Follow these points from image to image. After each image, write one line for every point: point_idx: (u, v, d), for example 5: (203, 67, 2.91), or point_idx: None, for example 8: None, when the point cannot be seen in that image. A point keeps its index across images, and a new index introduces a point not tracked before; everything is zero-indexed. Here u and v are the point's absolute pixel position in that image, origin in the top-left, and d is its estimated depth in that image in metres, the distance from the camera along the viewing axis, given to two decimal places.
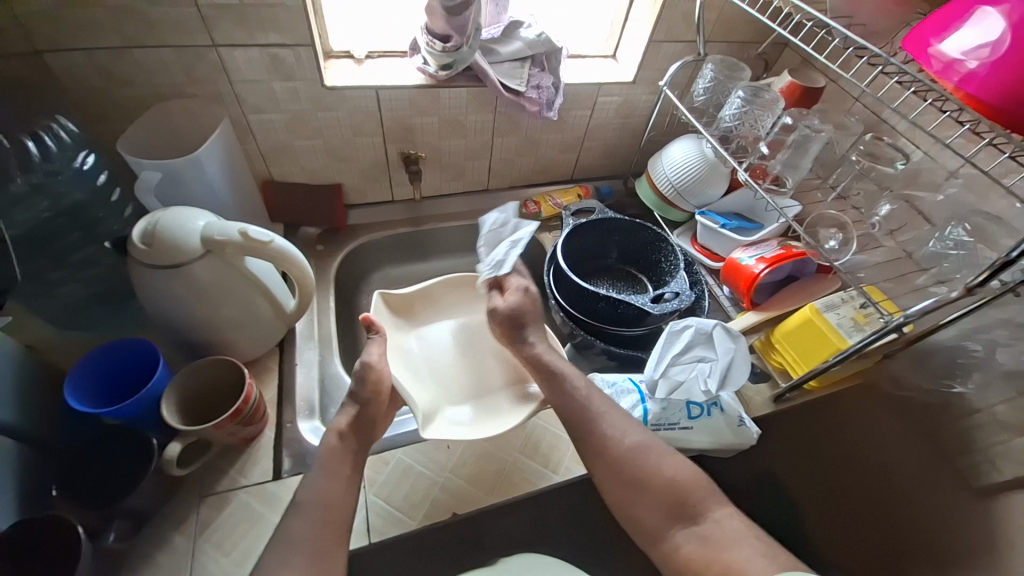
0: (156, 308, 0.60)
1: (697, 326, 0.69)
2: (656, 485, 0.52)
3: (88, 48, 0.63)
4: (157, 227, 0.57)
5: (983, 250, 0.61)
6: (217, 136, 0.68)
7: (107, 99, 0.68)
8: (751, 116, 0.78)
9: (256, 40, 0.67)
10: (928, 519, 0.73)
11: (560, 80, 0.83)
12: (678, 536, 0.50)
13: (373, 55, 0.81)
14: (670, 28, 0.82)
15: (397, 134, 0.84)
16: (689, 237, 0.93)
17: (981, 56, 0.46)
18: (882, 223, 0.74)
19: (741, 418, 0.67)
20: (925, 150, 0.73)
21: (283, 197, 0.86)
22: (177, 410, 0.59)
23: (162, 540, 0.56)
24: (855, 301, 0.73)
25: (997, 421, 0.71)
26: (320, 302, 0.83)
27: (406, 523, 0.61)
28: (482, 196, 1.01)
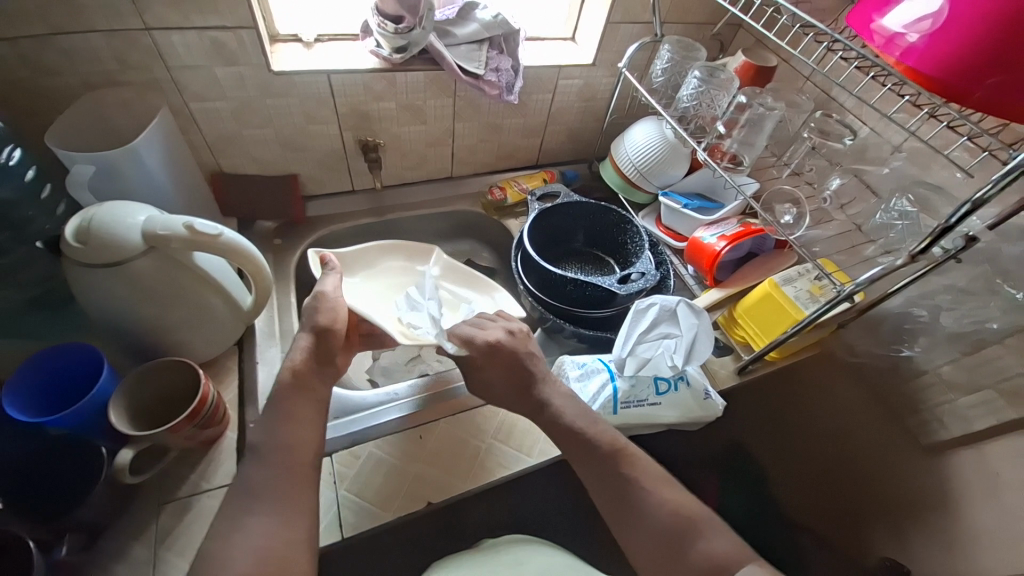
0: (98, 310, 0.57)
1: (661, 304, 0.70)
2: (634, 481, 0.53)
3: (8, 36, 0.58)
4: (92, 223, 0.54)
5: (925, 219, 0.64)
6: (155, 125, 0.64)
7: (31, 88, 0.63)
8: (708, 95, 0.80)
9: (192, 22, 0.63)
10: (882, 478, 0.77)
11: (519, 62, 0.82)
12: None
13: (323, 39, 0.78)
14: (626, 9, 0.82)
15: (353, 120, 0.81)
16: (653, 218, 0.94)
17: (921, 29, 0.48)
18: (832, 197, 0.78)
19: (707, 392, 0.68)
20: (871, 126, 0.74)
21: (236, 190, 0.83)
22: (127, 416, 0.56)
23: (120, 552, 0.53)
24: (811, 274, 0.76)
25: (943, 380, 0.75)
26: (281, 298, 0.80)
27: (379, 516, 0.60)
28: (446, 183, 0.99)
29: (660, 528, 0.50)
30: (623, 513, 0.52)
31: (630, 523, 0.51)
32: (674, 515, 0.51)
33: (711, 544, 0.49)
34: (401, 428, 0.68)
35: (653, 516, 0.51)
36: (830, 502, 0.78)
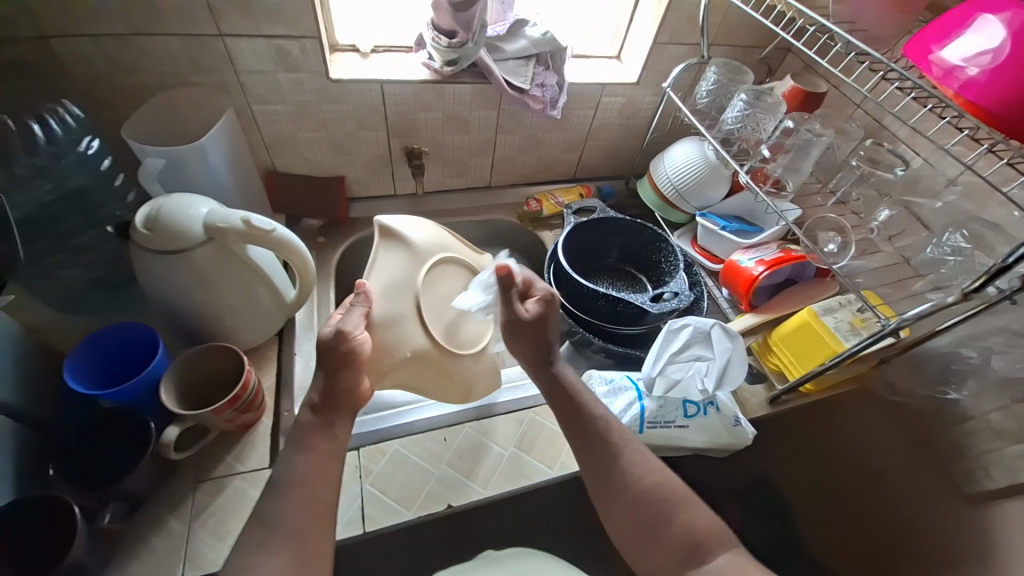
0: (158, 294, 0.61)
1: (695, 325, 0.69)
2: (642, 492, 0.54)
3: (94, 34, 0.63)
4: (160, 212, 0.58)
5: (979, 257, 0.61)
6: (221, 125, 0.68)
7: (114, 84, 0.69)
8: (754, 119, 0.79)
9: (262, 30, 0.67)
10: (919, 525, 0.74)
11: (564, 79, 0.83)
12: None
13: (379, 50, 0.82)
14: (674, 31, 0.83)
15: (401, 128, 0.84)
16: (688, 238, 0.93)
17: (981, 64, 0.47)
18: (880, 229, 0.75)
19: (737, 419, 0.67)
20: (925, 157, 0.73)
21: (286, 188, 0.87)
22: (175, 395, 0.59)
23: (157, 525, 0.56)
24: (853, 306, 0.74)
25: (992, 428, 0.71)
26: (321, 294, 0.84)
27: (402, 513, 0.61)
28: (484, 193, 1.01)
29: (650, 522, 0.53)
30: (604, 474, 0.56)
31: (608, 493, 0.55)
32: (653, 486, 0.54)
33: (688, 518, 0.53)
34: (426, 428, 0.69)
35: (632, 486, 0.54)
36: (859, 535, 0.74)
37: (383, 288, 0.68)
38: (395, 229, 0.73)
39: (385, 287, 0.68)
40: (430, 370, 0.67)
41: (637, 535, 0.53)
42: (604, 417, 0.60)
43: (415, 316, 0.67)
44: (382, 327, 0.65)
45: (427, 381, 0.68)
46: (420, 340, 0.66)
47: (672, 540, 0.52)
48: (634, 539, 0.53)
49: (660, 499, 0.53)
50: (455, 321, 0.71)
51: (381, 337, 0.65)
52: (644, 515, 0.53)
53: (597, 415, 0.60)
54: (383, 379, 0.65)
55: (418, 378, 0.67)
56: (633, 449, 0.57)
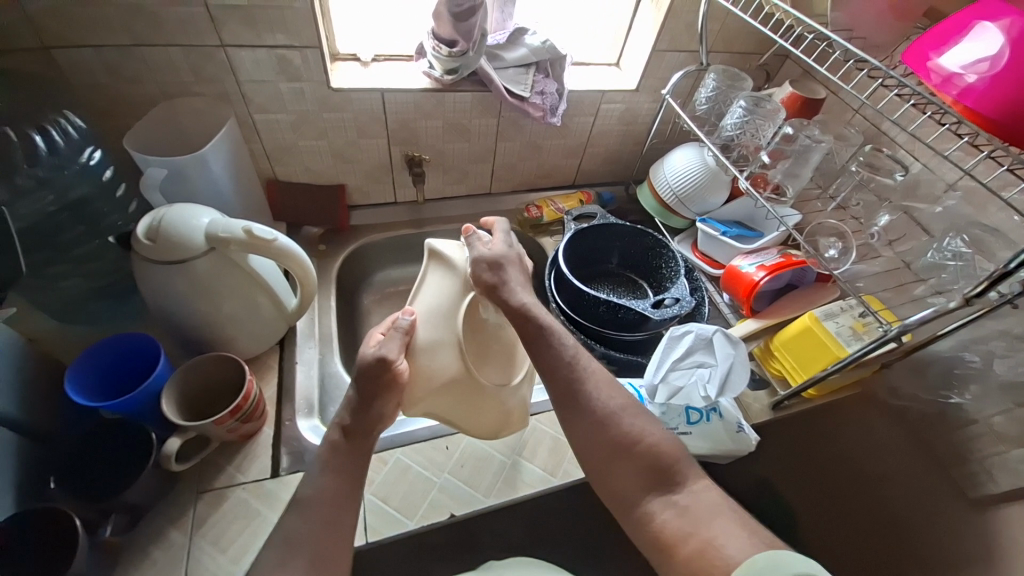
0: (160, 304, 0.61)
1: (697, 332, 0.69)
2: (613, 427, 0.53)
3: (97, 45, 0.63)
4: (162, 223, 0.58)
5: (980, 261, 0.61)
6: (223, 134, 0.69)
7: (116, 94, 0.69)
8: (753, 125, 0.79)
9: (263, 41, 0.67)
10: (924, 530, 0.73)
11: (564, 86, 0.84)
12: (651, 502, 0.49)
13: (379, 59, 0.82)
14: (673, 38, 0.83)
15: (401, 135, 0.85)
16: (689, 244, 0.93)
17: (979, 70, 0.47)
18: (880, 234, 0.75)
19: (740, 425, 0.66)
20: (924, 162, 0.74)
21: (287, 196, 0.87)
22: (176, 406, 0.59)
23: (158, 537, 0.56)
24: (854, 310, 0.74)
25: (994, 432, 0.71)
26: (322, 301, 0.83)
27: (404, 523, 0.61)
28: (485, 199, 1.01)
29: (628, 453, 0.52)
30: (571, 403, 0.55)
31: (576, 420, 0.54)
32: (617, 413, 0.54)
33: (654, 440, 0.52)
34: (428, 437, 0.69)
35: (599, 411, 0.54)
36: (861, 538, 0.74)
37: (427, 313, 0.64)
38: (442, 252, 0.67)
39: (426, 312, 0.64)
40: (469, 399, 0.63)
41: (602, 462, 0.52)
42: (571, 352, 0.58)
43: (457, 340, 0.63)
44: (423, 354, 0.62)
45: (464, 408, 0.63)
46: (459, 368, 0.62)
47: (639, 465, 0.51)
48: (602, 465, 0.52)
49: (624, 423, 0.53)
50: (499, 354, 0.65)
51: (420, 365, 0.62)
52: (611, 437, 0.53)
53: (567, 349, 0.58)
54: (417, 405, 0.62)
55: (456, 406, 0.63)
56: (603, 380, 0.57)
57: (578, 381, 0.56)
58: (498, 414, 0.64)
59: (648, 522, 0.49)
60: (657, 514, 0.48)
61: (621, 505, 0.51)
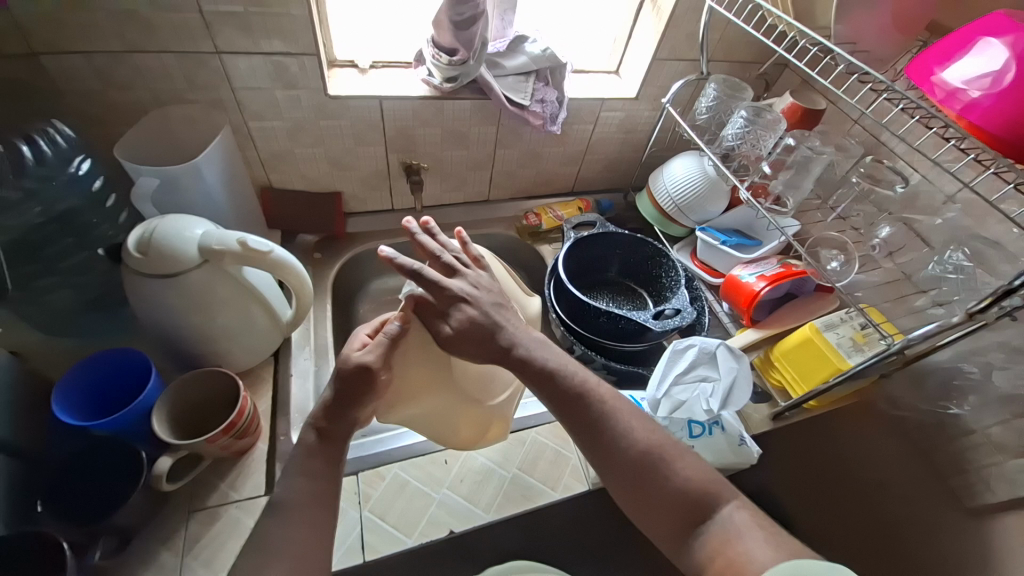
0: (151, 318, 0.59)
1: (701, 346, 0.69)
2: (644, 466, 0.51)
3: (86, 51, 0.62)
4: (154, 235, 0.56)
5: (982, 275, 0.62)
6: (217, 142, 0.67)
7: (105, 101, 0.67)
8: (753, 135, 0.79)
9: (259, 47, 0.66)
10: (919, 538, 0.74)
11: (564, 94, 0.83)
12: (692, 537, 0.49)
13: (378, 65, 0.81)
14: (673, 47, 0.83)
15: (399, 143, 0.83)
16: (688, 252, 0.93)
17: (983, 86, 0.47)
18: (882, 245, 0.74)
19: (742, 438, 0.66)
20: (922, 173, 0.74)
21: (283, 204, 0.86)
22: (168, 423, 0.57)
23: (149, 558, 0.54)
24: (855, 321, 0.73)
25: (991, 442, 0.70)
26: (317, 311, 0.82)
27: (402, 540, 0.60)
28: (483, 207, 1.00)
29: (670, 496, 0.50)
30: (594, 438, 0.53)
31: (603, 457, 0.52)
32: (646, 448, 0.52)
33: (685, 475, 0.51)
34: (427, 451, 0.68)
35: (625, 448, 0.52)
36: (855, 541, 0.77)
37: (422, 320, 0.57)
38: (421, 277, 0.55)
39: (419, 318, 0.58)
40: (445, 407, 0.62)
41: (632, 497, 0.51)
42: (582, 382, 0.55)
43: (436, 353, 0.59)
44: (408, 365, 0.58)
45: (438, 415, 0.62)
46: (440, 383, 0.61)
47: (674, 503, 0.50)
48: (635, 500, 0.51)
49: (653, 459, 0.52)
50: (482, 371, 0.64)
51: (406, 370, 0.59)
52: (645, 475, 0.51)
53: (573, 378, 0.55)
54: (393, 411, 0.60)
55: (434, 413, 0.62)
56: (620, 410, 0.54)
57: (599, 415, 0.54)
58: (477, 424, 0.65)
59: (687, 555, 0.49)
60: (696, 550, 0.49)
61: (660, 539, 0.51)
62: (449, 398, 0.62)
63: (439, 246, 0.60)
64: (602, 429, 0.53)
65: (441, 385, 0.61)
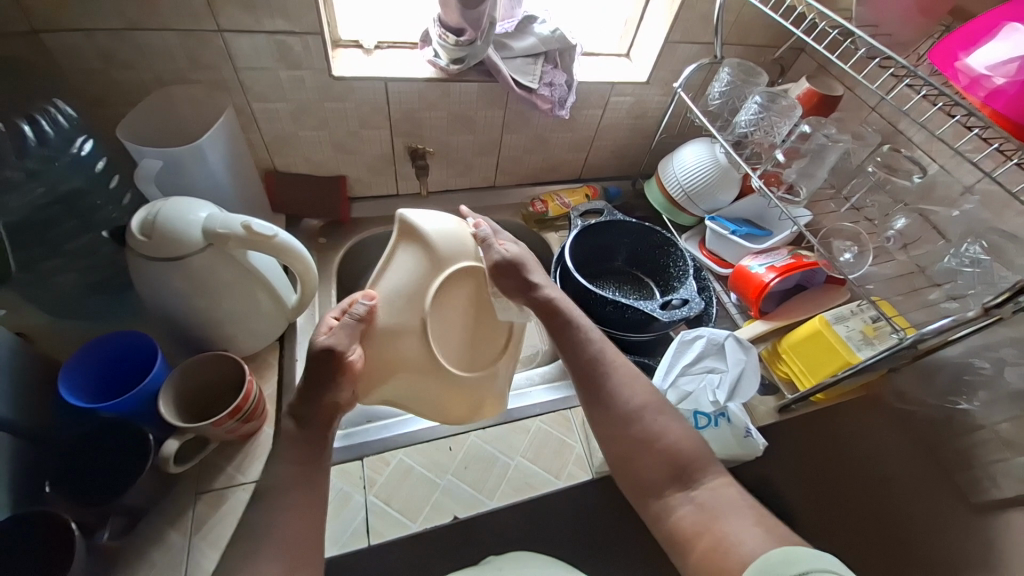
0: (156, 301, 0.59)
1: (709, 337, 0.68)
2: (634, 417, 0.55)
3: (88, 29, 0.61)
4: (158, 217, 0.56)
5: (998, 269, 0.60)
6: (220, 124, 0.66)
7: (107, 80, 0.66)
8: (768, 121, 0.77)
9: (263, 26, 0.65)
10: (925, 533, 0.73)
11: (573, 78, 0.81)
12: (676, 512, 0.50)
13: (382, 46, 0.79)
14: (686, 29, 0.80)
15: (404, 127, 0.82)
16: (696, 241, 0.91)
17: (1008, 72, 0.45)
18: (896, 237, 0.73)
19: (748, 430, 0.65)
20: (941, 163, 0.71)
21: (287, 188, 0.85)
22: (174, 406, 0.58)
23: (158, 538, 0.55)
24: (866, 314, 0.72)
25: (1000, 438, 0.71)
26: (322, 296, 0.82)
27: (407, 524, 0.60)
28: (488, 193, 0.99)
29: (657, 453, 0.53)
30: (589, 392, 0.58)
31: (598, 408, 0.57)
32: (638, 409, 0.56)
33: (675, 437, 0.54)
34: (432, 437, 0.68)
35: (618, 404, 0.56)
36: (861, 535, 0.75)
37: (388, 295, 0.60)
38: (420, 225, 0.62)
39: (385, 295, 0.60)
40: (424, 384, 0.61)
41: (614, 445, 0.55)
42: (592, 343, 0.61)
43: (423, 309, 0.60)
44: (377, 344, 0.59)
45: (419, 392, 0.62)
46: (423, 353, 0.60)
47: (655, 458, 0.53)
48: (617, 450, 0.55)
49: (641, 416, 0.55)
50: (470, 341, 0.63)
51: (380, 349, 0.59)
52: (633, 427, 0.55)
53: (592, 336, 0.61)
54: (372, 393, 0.61)
55: (413, 390, 0.62)
56: (623, 371, 0.59)
57: (602, 369, 0.59)
58: (466, 399, 0.63)
59: (664, 516, 0.51)
60: (676, 509, 0.50)
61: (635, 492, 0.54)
62: (430, 374, 0.61)
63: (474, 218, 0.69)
64: (601, 383, 0.58)
65: (421, 364, 0.60)
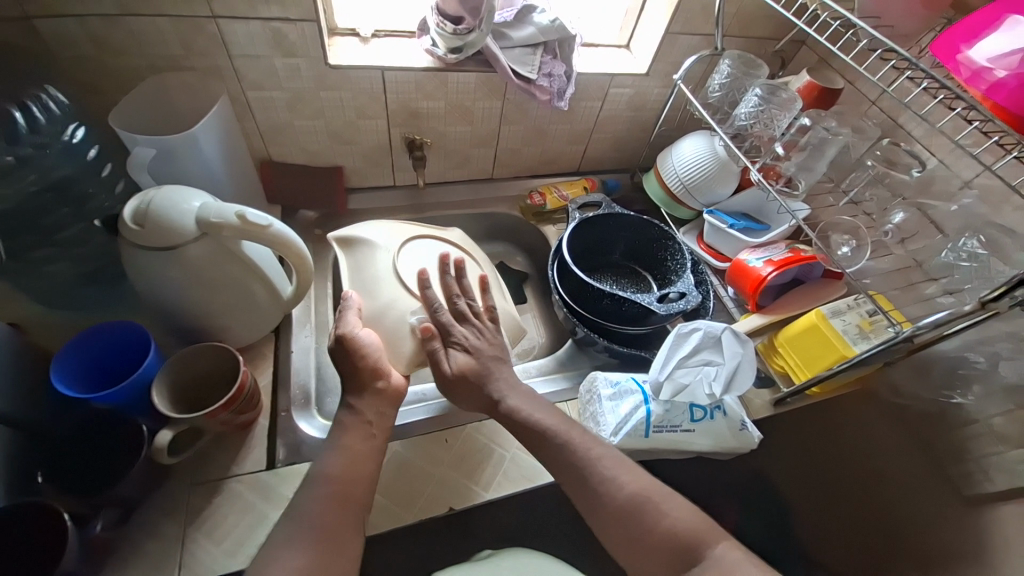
0: (149, 291, 0.58)
1: (706, 329, 0.68)
2: (628, 509, 0.52)
3: (80, 14, 0.59)
4: (151, 206, 0.55)
5: (995, 264, 0.60)
6: (215, 112, 0.65)
7: (99, 66, 0.65)
8: (768, 114, 0.77)
9: (257, 12, 0.64)
10: (919, 525, 0.74)
11: (572, 68, 0.80)
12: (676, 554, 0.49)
13: (380, 34, 0.78)
14: (687, 20, 0.80)
15: (402, 117, 0.81)
16: (694, 235, 0.91)
17: (1010, 65, 0.45)
18: (894, 231, 0.73)
19: (743, 423, 0.67)
20: (940, 157, 0.72)
21: (283, 178, 0.84)
22: (168, 397, 0.57)
23: (152, 528, 0.55)
24: (863, 308, 0.72)
25: (995, 432, 0.71)
26: (318, 288, 0.81)
27: (402, 516, 0.60)
28: (487, 185, 0.98)
29: (662, 542, 0.50)
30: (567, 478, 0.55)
31: (588, 498, 0.53)
32: (631, 497, 0.52)
33: (673, 519, 0.51)
34: (428, 429, 0.68)
35: (610, 499, 0.52)
36: (856, 525, 0.75)
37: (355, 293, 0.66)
38: (354, 235, 0.71)
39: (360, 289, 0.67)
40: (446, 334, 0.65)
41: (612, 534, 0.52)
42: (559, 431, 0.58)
43: (397, 279, 0.68)
44: (378, 323, 0.65)
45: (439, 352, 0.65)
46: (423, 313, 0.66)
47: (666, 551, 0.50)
48: (625, 550, 0.51)
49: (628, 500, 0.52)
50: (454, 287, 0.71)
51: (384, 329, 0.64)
52: (629, 516, 0.51)
53: (560, 436, 0.57)
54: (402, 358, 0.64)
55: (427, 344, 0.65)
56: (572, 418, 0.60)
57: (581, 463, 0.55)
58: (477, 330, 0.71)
59: None
60: None
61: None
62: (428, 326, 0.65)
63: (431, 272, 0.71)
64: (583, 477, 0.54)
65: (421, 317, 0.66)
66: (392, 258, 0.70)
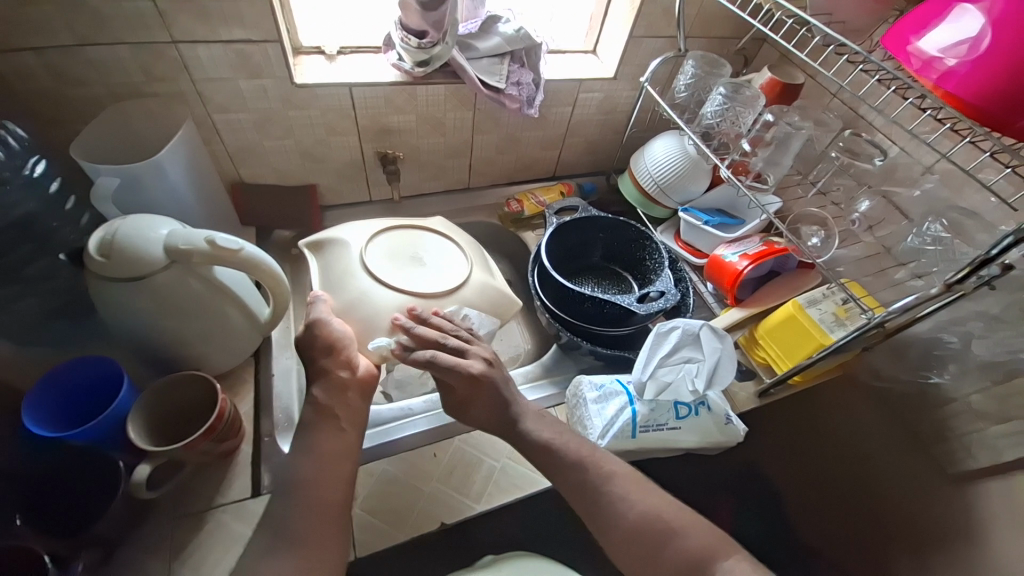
0: (120, 324, 0.57)
1: (683, 327, 0.69)
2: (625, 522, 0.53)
3: (36, 46, 0.58)
4: (116, 237, 0.54)
5: (959, 246, 0.61)
6: (178, 139, 0.64)
7: (56, 97, 0.64)
8: (732, 112, 0.78)
9: (218, 35, 0.63)
10: (911, 510, 0.75)
11: (540, 76, 0.81)
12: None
13: (346, 51, 0.78)
14: (649, 23, 0.81)
15: (373, 132, 0.81)
16: (672, 233, 0.92)
17: (959, 54, 0.46)
18: (862, 219, 0.75)
19: (728, 416, 0.68)
20: (901, 145, 0.74)
21: (257, 199, 0.83)
22: (144, 430, 0.56)
23: (134, 567, 0.53)
24: (836, 296, 0.74)
25: (973, 410, 0.71)
26: (298, 309, 0.80)
27: (393, 535, 0.59)
28: (464, 195, 0.98)
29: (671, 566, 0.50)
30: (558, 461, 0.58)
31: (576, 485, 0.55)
32: (644, 517, 0.53)
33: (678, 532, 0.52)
34: (417, 445, 0.68)
35: (615, 515, 0.53)
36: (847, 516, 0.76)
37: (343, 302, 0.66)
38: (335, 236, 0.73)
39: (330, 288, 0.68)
40: (411, 318, 0.67)
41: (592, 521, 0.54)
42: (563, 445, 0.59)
43: (364, 269, 0.69)
44: (350, 315, 0.66)
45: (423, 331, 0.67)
46: (393, 297, 0.67)
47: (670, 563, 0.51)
48: (627, 556, 0.52)
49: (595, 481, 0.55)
50: (428, 274, 0.72)
51: (356, 319, 0.66)
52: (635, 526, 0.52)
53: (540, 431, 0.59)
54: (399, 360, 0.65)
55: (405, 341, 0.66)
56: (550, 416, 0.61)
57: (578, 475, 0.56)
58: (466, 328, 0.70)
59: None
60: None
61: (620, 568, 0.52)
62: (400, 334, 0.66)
63: (441, 334, 0.62)
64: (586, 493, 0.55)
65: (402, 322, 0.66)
66: (359, 251, 0.71)
